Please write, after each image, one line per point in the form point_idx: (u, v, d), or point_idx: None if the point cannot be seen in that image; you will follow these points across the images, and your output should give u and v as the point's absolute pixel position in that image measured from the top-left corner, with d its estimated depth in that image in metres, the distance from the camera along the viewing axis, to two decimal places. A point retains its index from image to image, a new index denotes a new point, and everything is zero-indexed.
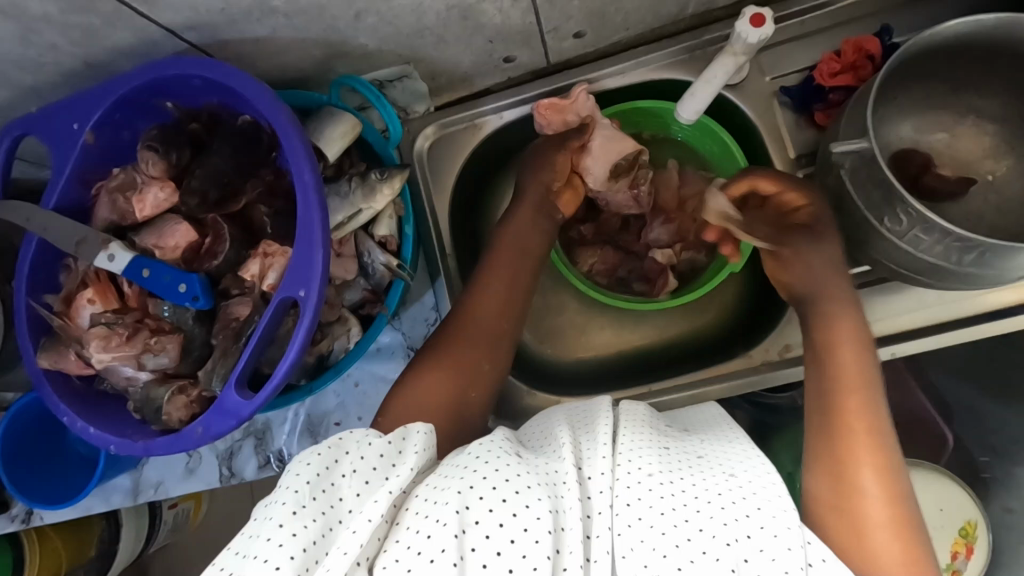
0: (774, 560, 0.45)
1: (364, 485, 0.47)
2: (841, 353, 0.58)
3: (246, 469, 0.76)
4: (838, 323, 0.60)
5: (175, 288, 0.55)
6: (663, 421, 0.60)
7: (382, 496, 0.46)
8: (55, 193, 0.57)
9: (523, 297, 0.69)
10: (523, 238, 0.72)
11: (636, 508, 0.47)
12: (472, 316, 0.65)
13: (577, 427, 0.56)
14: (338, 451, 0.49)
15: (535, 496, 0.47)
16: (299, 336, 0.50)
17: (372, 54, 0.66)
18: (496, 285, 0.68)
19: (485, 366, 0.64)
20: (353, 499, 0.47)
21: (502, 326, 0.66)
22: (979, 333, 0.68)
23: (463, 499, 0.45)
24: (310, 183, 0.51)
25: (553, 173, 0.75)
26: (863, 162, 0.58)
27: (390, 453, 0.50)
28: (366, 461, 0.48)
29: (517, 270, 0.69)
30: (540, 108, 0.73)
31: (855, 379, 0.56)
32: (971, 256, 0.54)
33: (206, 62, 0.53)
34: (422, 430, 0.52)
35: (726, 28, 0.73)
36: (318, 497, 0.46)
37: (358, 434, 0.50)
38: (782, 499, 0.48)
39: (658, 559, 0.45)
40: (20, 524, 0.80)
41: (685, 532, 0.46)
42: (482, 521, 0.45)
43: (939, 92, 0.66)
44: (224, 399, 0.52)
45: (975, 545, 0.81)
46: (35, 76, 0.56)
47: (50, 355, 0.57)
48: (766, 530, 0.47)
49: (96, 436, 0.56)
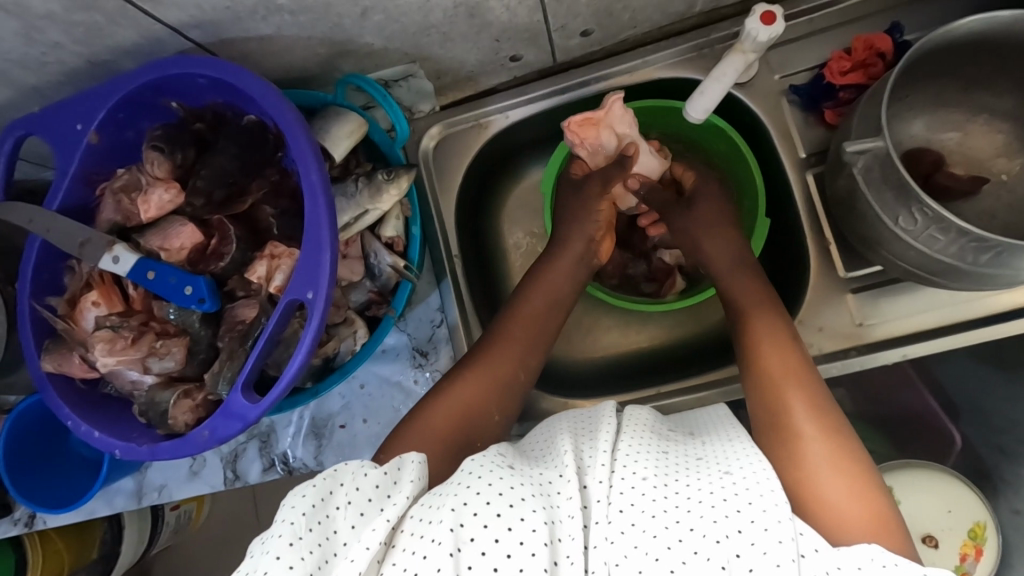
0: (766, 553, 0.43)
1: (359, 516, 0.47)
2: (765, 350, 0.61)
3: (250, 471, 0.75)
4: (756, 327, 0.64)
5: (180, 290, 0.55)
6: (666, 425, 0.60)
7: (380, 525, 0.47)
8: (59, 193, 0.56)
9: (544, 345, 0.68)
10: (555, 290, 0.71)
11: (631, 514, 0.46)
12: (489, 360, 0.64)
13: (579, 436, 0.56)
14: (334, 482, 0.48)
15: (528, 508, 0.46)
16: (307, 339, 0.49)
17: (377, 53, 0.65)
18: (515, 333, 0.67)
19: (492, 416, 0.62)
20: (348, 531, 0.46)
21: (517, 377, 0.64)
22: (994, 334, 0.66)
23: (456, 516, 0.45)
24: (317, 183, 0.50)
25: (596, 223, 0.76)
26: (877, 163, 0.57)
27: (386, 484, 0.49)
28: (361, 492, 0.48)
29: (541, 319, 0.69)
30: (573, 125, 0.71)
31: (773, 359, 0.60)
32: (986, 256, 0.54)
33: (209, 61, 0.52)
34: (415, 460, 0.52)
35: (733, 27, 0.72)
36: (314, 528, 0.45)
37: (354, 464, 0.50)
38: (775, 493, 0.47)
39: (651, 564, 0.44)
40: (23, 527, 0.80)
41: (677, 532, 0.45)
42: (477, 538, 0.45)
43: (951, 90, 0.65)
44: (230, 403, 0.52)
45: (985, 546, 0.79)
46: (38, 76, 0.55)
47: (54, 358, 0.56)
48: (757, 524, 0.45)
49: (101, 440, 0.55)
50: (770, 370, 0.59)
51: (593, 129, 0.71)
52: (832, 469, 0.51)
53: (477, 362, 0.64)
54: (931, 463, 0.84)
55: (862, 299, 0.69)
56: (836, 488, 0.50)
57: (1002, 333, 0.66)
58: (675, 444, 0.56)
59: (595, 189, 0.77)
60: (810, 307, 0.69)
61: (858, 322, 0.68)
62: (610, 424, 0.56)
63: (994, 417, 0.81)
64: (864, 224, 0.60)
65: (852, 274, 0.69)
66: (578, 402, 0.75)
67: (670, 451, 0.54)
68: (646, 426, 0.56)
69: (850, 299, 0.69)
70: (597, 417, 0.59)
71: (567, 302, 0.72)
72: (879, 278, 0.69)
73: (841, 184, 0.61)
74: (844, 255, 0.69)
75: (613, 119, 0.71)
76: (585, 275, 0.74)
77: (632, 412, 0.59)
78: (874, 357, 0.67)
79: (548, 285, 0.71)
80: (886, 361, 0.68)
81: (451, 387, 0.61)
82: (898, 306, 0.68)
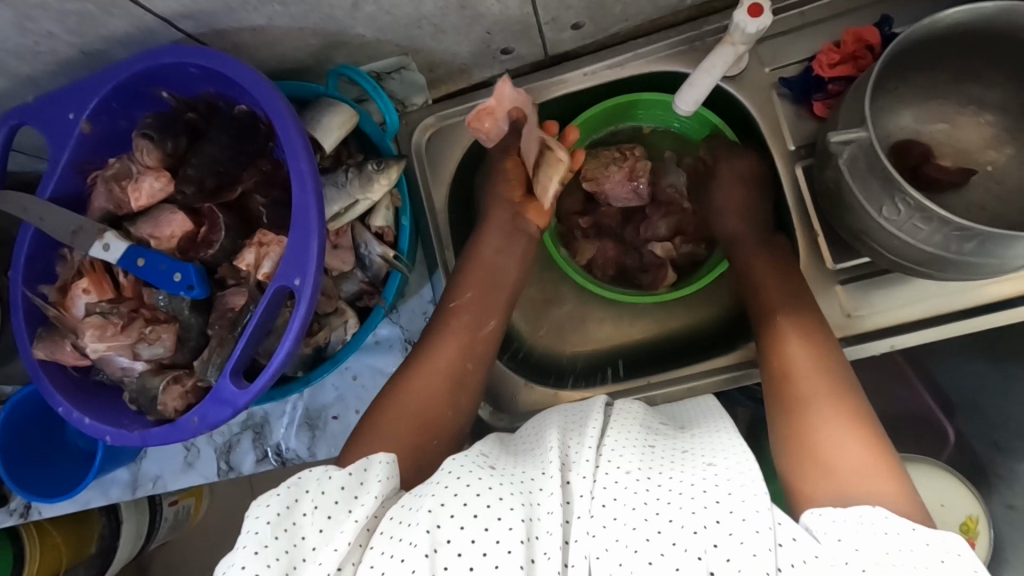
0: (743, 543, 0.44)
1: (327, 520, 0.48)
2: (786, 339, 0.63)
3: (244, 463, 0.76)
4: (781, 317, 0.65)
5: (169, 277, 0.55)
6: (657, 420, 0.60)
7: (348, 526, 0.47)
8: (51, 181, 0.57)
9: (490, 334, 0.68)
10: (493, 270, 0.72)
11: (612, 508, 0.47)
12: (436, 355, 0.64)
13: (567, 431, 0.57)
14: (297, 490, 0.49)
15: (506, 506, 0.47)
16: (294, 325, 0.50)
17: (369, 45, 0.65)
18: (457, 325, 0.67)
19: (446, 412, 0.62)
20: (316, 537, 0.47)
21: (464, 368, 0.64)
22: (982, 325, 0.67)
23: (433, 517, 0.46)
24: (306, 172, 0.51)
25: (509, 186, 0.75)
26: (863, 151, 0.57)
27: (351, 485, 0.50)
28: (327, 497, 0.49)
29: (484, 303, 0.69)
30: (472, 120, 0.70)
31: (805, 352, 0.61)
32: (970, 245, 0.54)
33: (202, 50, 0.52)
34: (383, 461, 0.52)
35: (724, 20, 0.72)
36: (280, 537, 0.46)
37: (318, 471, 0.51)
38: (754, 484, 0.47)
39: (630, 555, 0.44)
40: (18, 518, 0.80)
41: (656, 525, 0.45)
42: (453, 540, 0.45)
43: (940, 82, 0.65)
44: (220, 389, 0.52)
45: (977, 541, 0.79)
46: (31, 66, 0.56)
47: (46, 345, 0.57)
48: (734, 514, 0.45)
49: (92, 427, 0.56)
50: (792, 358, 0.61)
51: (489, 118, 0.70)
52: (850, 439, 0.53)
53: (425, 359, 0.64)
54: (925, 457, 0.84)
55: (852, 291, 0.69)
56: (854, 455, 0.52)
57: (995, 323, 0.67)
58: (662, 437, 0.57)
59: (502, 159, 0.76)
60: None
61: (848, 313, 0.69)
62: (596, 420, 0.57)
63: (991, 414, 0.82)
64: (850, 216, 0.61)
65: (841, 265, 0.69)
66: (569, 393, 0.75)
67: (655, 444, 0.54)
68: (633, 420, 0.57)
69: (840, 291, 0.69)
70: (586, 412, 0.60)
71: (511, 281, 0.73)
72: (868, 269, 0.69)
73: (828, 175, 0.62)
74: (833, 247, 0.69)
75: (507, 105, 0.70)
76: (521, 244, 0.74)
77: (622, 406, 0.60)
78: (862, 348, 0.68)
79: (482, 268, 0.71)
80: (876, 352, 0.69)
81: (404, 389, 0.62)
82: (890, 298, 0.68)
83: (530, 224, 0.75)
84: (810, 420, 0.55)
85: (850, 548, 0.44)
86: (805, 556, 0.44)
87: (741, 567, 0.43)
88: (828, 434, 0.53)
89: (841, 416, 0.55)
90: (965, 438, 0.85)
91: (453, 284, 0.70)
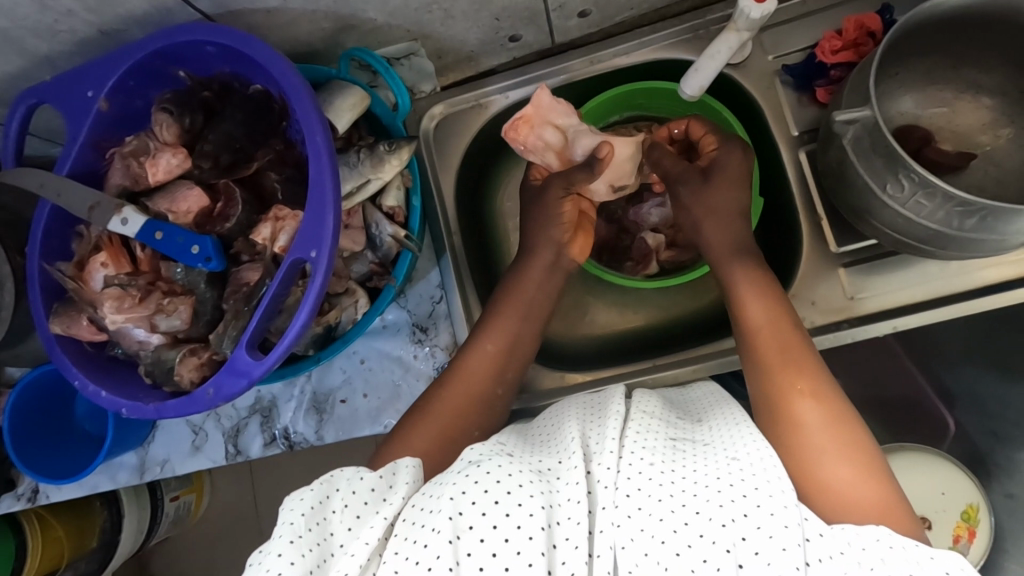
0: (772, 537, 0.44)
1: (355, 519, 0.49)
2: (762, 318, 0.62)
3: (252, 446, 0.76)
4: (748, 303, 0.64)
5: (187, 249, 0.56)
6: (674, 413, 0.61)
7: (377, 522, 0.48)
8: (69, 158, 0.58)
9: (523, 355, 0.69)
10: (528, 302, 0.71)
11: (637, 499, 0.47)
12: (465, 374, 0.65)
13: (586, 421, 0.58)
14: (329, 487, 0.50)
15: (526, 494, 0.47)
16: (311, 295, 0.50)
17: (380, 29, 0.67)
18: (492, 351, 0.67)
19: (465, 420, 0.63)
20: (344, 534, 0.48)
21: (495, 394, 0.65)
22: (981, 307, 0.68)
23: (455, 504, 0.46)
24: (322, 144, 0.52)
25: (562, 228, 0.73)
26: (866, 131, 0.58)
27: (381, 487, 0.51)
28: (357, 496, 0.50)
29: (516, 335, 0.69)
30: (508, 128, 0.73)
31: (782, 343, 0.60)
32: (972, 221, 0.55)
33: (217, 27, 0.53)
34: (410, 465, 0.54)
35: (727, 9, 0.73)
36: (313, 528, 0.47)
37: (348, 470, 0.51)
38: (781, 480, 0.47)
39: (656, 546, 0.45)
40: (26, 503, 0.80)
41: (683, 516, 0.46)
42: (475, 526, 0.46)
43: (939, 67, 0.67)
44: (235, 359, 0.53)
45: (978, 529, 0.80)
46: (50, 44, 0.57)
47: (62, 321, 0.58)
48: (763, 508, 0.45)
49: (107, 400, 0.57)
50: (770, 351, 0.60)
51: (526, 125, 0.72)
52: (833, 450, 0.52)
53: (457, 381, 0.65)
54: (926, 446, 0.85)
55: (854, 274, 0.70)
56: (845, 479, 0.51)
57: (996, 305, 0.68)
58: (682, 432, 0.57)
59: (557, 193, 0.73)
60: (804, 281, 0.71)
61: (850, 296, 0.70)
62: (617, 413, 0.58)
63: (990, 404, 0.83)
64: (855, 194, 0.62)
65: (844, 248, 0.70)
66: (575, 376, 0.76)
67: (677, 438, 0.55)
68: (653, 414, 0.58)
69: (842, 273, 0.70)
70: (605, 403, 0.61)
71: (544, 310, 0.72)
72: (870, 252, 0.70)
73: (832, 155, 0.63)
74: (835, 229, 0.71)
75: (544, 111, 0.73)
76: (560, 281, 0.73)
77: (640, 399, 0.61)
78: (864, 329, 0.68)
79: (522, 297, 0.71)
80: (878, 334, 0.69)
81: (427, 408, 0.63)
82: (890, 280, 0.69)
83: (573, 262, 0.74)
84: (797, 419, 0.55)
85: (875, 557, 0.45)
86: (832, 551, 0.45)
87: (769, 558, 0.43)
88: (815, 436, 0.53)
89: (825, 422, 0.54)
90: (966, 429, 0.86)
91: (490, 312, 0.70)
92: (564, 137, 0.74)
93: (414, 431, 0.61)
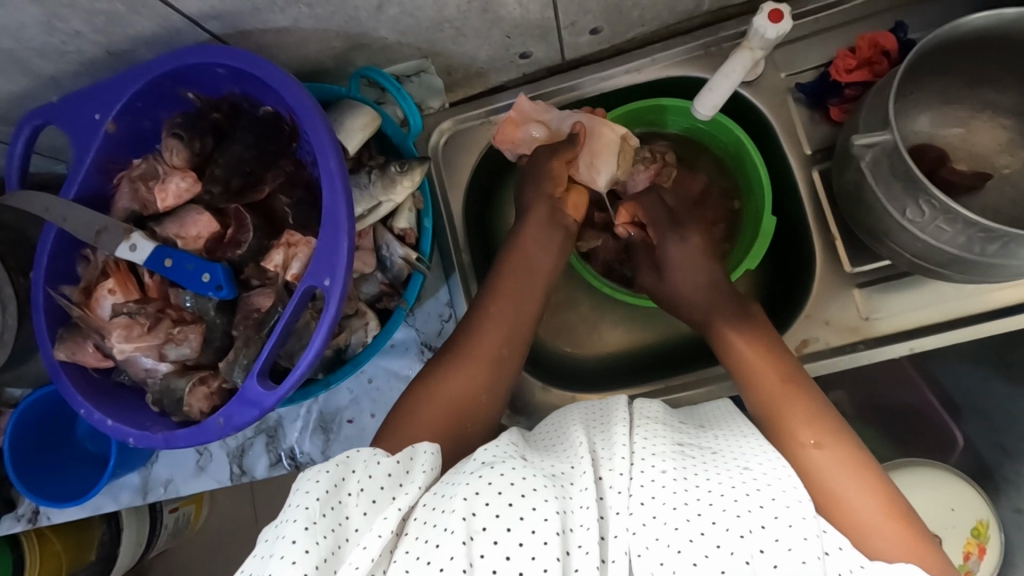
0: (791, 550, 0.43)
1: (371, 504, 0.47)
2: (749, 355, 0.63)
3: (257, 467, 0.75)
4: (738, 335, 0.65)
5: (197, 277, 0.55)
6: (676, 417, 0.60)
7: (391, 514, 0.47)
8: (75, 180, 0.57)
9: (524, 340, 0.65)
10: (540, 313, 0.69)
11: (652, 506, 0.46)
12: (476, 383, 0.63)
13: (592, 428, 0.57)
14: (345, 469, 0.48)
15: (539, 498, 0.46)
16: (325, 323, 0.49)
17: (389, 47, 0.66)
18: (490, 335, 0.63)
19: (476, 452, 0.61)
20: (360, 518, 0.46)
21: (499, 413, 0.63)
22: (996, 328, 0.67)
23: (469, 505, 0.45)
24: (336, 170, 0.50)
25: (553, 182, 0.72)
26: (885, 155, 0.57)
27: (398, 472, 0.50)
28: (373, 481, 0.48)
29: (516, 312, 0.65)
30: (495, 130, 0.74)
31: (779, 379, 0.60)
32: (994, 246, 0.54)
33: (227, 49, 0.52)
34: (428, 450, 0.52)
35: (740, 26, 0.73)
36: (329, 513, 0.46)
37: (365, 452, 0.50)
38: (797, 491, 0.47)
39: (672, 555, 0.44)
40: (26, 524, 0.79)
41: (699, 526, 0.45)
42: (489, 527, 0.45)
43: (955, 87, 0.66)
44: (247, 389, 0.52)
45: (987, 545, 0.80)
46: (56, 65, 0.55)
47: (68, 347, 0.57)
48: (780, 520, 0.45)
49: (113, 428, 0.56)
50: (768, 380, 0.60)
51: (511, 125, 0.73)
52: (851, 478, 0.51)
53: (467, 363, 0.61)
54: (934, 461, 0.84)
55: (869, 293, 0.69)
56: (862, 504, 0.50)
57: (1009, 327, 0.67)
58: (688, 437, 0.55)
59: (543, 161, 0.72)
60: (818, 301, 0.70)
61: (865, 316, 0.69)
62: (623, 419, 0.56)
63: (998, 418, 0.82)
64: (872, 216, 0.61)
65: (858, 268, 0.70)
66: (586, 396, 0.75)
67: (685, 444, 0.53)
68: (657, 420, 0.56)
69: (857, 294, 0.70)
70: (609, 408, 0.59)
71: None
72: (885, 272, 0.70)
73: (848, 177, 0.62)
74: (851, 251, 0.70)
75: (527, 112, 0.73)
76: (558, 237, 0.71)
77: (643, 405, 0.59)
78: (880, 350, 0.68)
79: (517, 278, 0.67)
80: (895, 355, 0.69)
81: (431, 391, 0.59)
82: (904, 300, 0.69)
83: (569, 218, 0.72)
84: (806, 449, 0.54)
85: None
86: (849, 565, 0.45)
87: (786, 570, 0.43)
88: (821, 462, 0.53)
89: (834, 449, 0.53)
90: (974, 443, 0.85)
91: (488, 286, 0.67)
92: (550, 128, 0.73)
93: (413, 412, 0.58)
